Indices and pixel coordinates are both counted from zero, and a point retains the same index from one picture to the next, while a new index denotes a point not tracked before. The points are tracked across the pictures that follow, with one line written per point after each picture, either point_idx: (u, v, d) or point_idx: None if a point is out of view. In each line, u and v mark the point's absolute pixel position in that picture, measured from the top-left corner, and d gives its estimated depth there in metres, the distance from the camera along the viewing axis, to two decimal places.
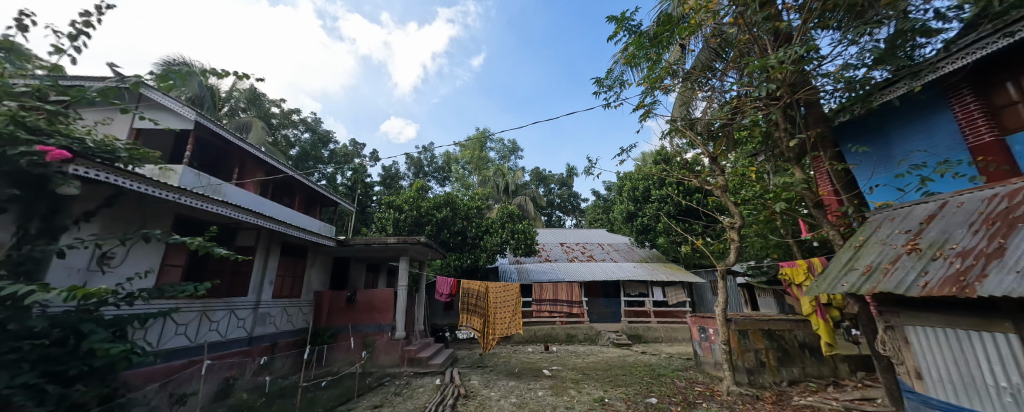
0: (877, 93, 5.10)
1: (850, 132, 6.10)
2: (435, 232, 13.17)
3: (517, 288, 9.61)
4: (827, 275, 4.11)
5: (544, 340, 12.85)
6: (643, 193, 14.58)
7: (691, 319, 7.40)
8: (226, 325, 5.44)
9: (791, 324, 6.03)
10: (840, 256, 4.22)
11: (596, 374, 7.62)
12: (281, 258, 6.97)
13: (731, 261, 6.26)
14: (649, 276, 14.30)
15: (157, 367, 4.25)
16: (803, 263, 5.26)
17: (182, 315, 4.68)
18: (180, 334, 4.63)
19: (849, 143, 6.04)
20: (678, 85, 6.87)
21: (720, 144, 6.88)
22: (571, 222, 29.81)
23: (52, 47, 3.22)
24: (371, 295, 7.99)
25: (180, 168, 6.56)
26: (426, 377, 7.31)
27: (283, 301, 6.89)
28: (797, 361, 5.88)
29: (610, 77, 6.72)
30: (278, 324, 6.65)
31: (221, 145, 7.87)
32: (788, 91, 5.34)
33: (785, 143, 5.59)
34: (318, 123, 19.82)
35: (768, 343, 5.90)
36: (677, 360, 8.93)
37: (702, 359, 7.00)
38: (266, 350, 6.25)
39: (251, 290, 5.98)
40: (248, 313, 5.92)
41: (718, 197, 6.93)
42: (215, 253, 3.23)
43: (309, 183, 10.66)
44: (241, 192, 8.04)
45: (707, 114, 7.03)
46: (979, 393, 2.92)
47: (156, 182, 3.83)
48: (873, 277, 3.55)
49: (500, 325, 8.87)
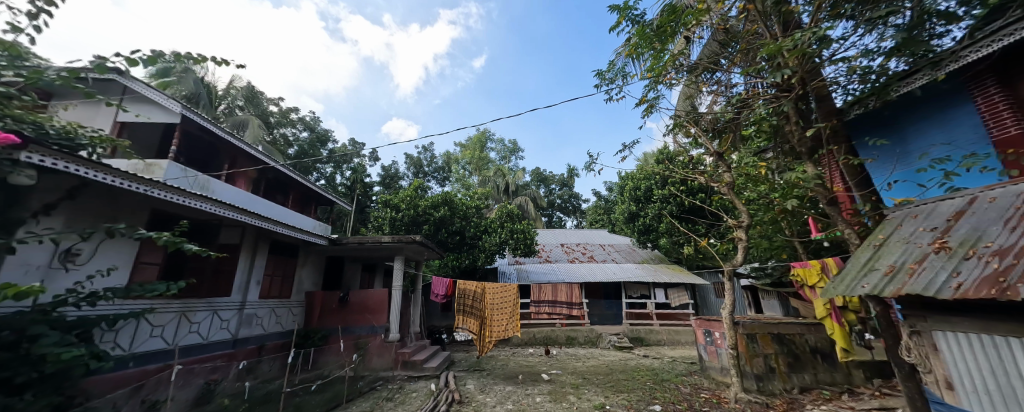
0: (895, 84, 4.81)
1: (865, 125, 5.81)
2: (433, 232, 12.89)
3: (515, 289, 9.34)
4: (845, 276, 3.83)
5: (544, 342, 12.55)
6: (646, 193, 14.28)
7: (696, 323, 7.10)
8: (208, 326, 5.18)
9: (801, 327, 5.73)
10: (858, 257, 3.94)
11: (597, 378, 7.34)
12: (271, 257, 6.72)
13: (738, 262, 5.97)
14: (652, 278, 13.98)
15: (130, 372, 4.01)
16: (816, 263, 4.97)
17: (158, 316, 4.42)
18: (155, 336, 4.38)
19: (863, 138, 5.78)
20: (683, 78, 6.60)
21: (727, 140, 6.60)
22: (572, 223, 29.50)
23: (8, 25, 2.95)
24: (364, 296, 7.73)
25: (166, 163, 6.31)
26: (421, 381, 7.05)
27: (271, 301, 6.64)
28: (808, 367, 5.59)
29: (612, 70, 6.46)
30: (265, 326, 6.40)
31: (210, 141, 7.64)
32: (801, 81, 5.06)
33: (795, 137, 5.28)
34: (317, 122, 19.59)
35: (778, 348, 5.62)
36: (681, 365, 8.65)
37: (707, 364, 6.71)
38: (252, 353, 6.00)
39: (236, 290, 5.73)
40: (233, 313, 5.66)
41: (725, 195, 6.64)
42: (181, 249, 2.97)
43: (303, 181, 10.41)
44: (230, 188, 7.78)
45: (713, 109, 6.77)
46: (1019, 405, 2.62)
47: (127, 174, 3.59)
48: (897, 278, 3.28)
49: (497, 327, 8.60)
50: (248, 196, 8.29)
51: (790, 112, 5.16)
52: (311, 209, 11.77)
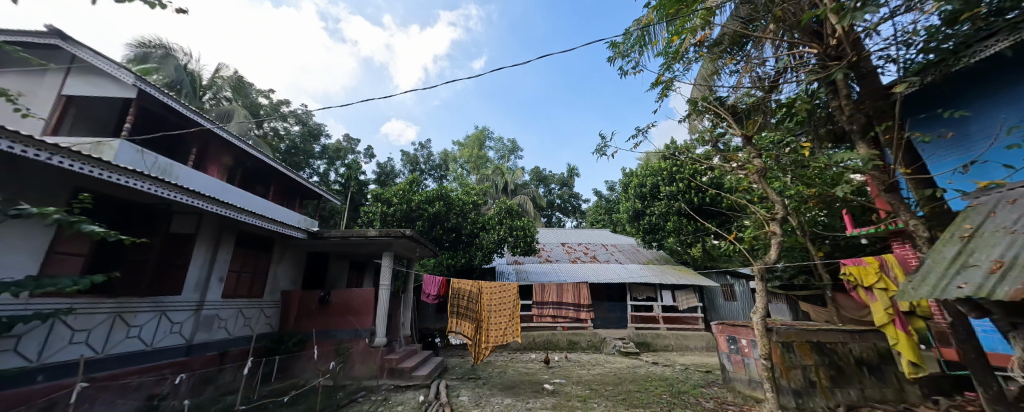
0: (964, 53, 4.05)
1: (935, 96, 5.14)
2: (426, 229, 12.14)
3: (516, 289, 8.43)
4: (927, 275, 3.10)
5: (545, 347, 11.81)
6: (652, 190, 13.59)
7: (718, 328, 6.32)
8: (154, 330, 4.40)
9: (844, 335, 5.00)
10: (941, 252, 3.20)
11: (606, 390, 6.57)
12: (239, 251, 5.94)
13: (772, 259, 5.11)
14: (657, 279, 13.26)
15: (37, 388, 3.23)
16: (873, 261, 4.21)
17: (82, 318, 3.64)
18: (77, 343, 3.59)
19: (935, 111, 5.15)
20: (702, 56, 6.01)
21: (757, 123, 5.82)
22: (571, 223, 28.78)
23: None
24: (348, 296, 6.94)
25: (117, 143, 5.59)
26: (408, 392, 6.28)
27: (238, 301, 5.84)
28: (854, 381, 4.85)
29: (627, 43, 6.00)
30: (229, 329, 5.61)
31: (178, 122, 6.89)
32: (853, 47, 4.26)
33: (845, 114, 4.47)
34: (309, 116, 18.67)
35: (818, 358, 4.90)
36: (696, 374, 7.92)
37: (731, 375, 5.97)
38: (213, 361, 5.22)
39: (191, 288, 4.93)
40: (187, 315, 4.88)
41: (755, 184, 5.79)
42: (81, 229, 2.20)
43: (286, 171, 9.59)
44: (196, 175, 7.01)
45: (738, 89, 6.04)
46: None
47: (29, 138, 2.80)
48: (1011, 276, 2.53)
49: (494, 332, 7.74)
50: (220, 185, 7.62)
51: (838, 82, 4.29)
52: (298, 202, 10.92)
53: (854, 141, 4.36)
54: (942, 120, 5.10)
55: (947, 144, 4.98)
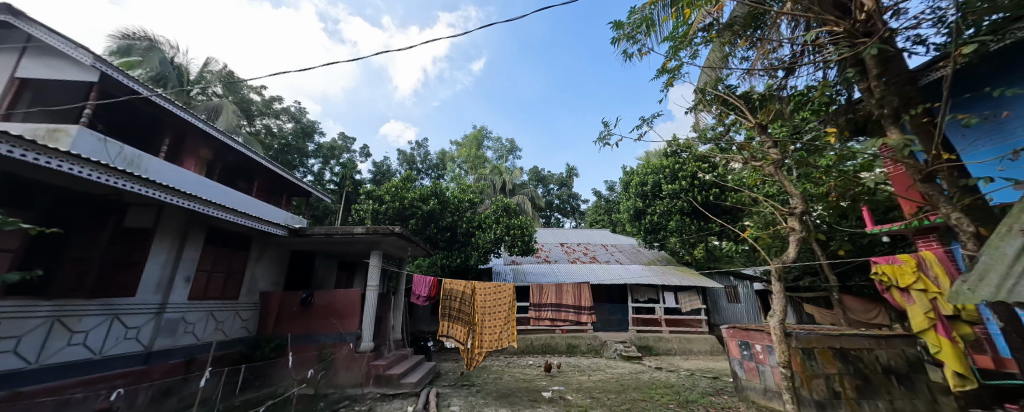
0: (1010, 27, 3.60)
1: (978, 74, 4.81)
2: (420, 227, 11.66)
3: (512, 290, 7.80)
4: (985, 276, 2.61)
5: (542, 350, 11.46)
6: (653, 188, 13.20)
7: (729, 332, 5.89)
8: (103, 336, 3.96)
9: (870, 341, 4.57)
10: (1000, 248, 2.72)
11: (608, 398, 6.12)
12: (208, 249, 5.47)
13: (792, 258, 4.64)
14: (659, 280, 12.85)
15: None
16: (909, 259, 3.81)
17: (11, 324, 3.20)
18: (3, 354, 3.15)
19: (981, 89, 4.80)
20: (713, 39, 5.57)
21: (771, 111, 5.41)
22: (571, 224, 28.38)
23: None
24: (332, 297, 6.47)
25: (75, 129, 5.12)
26: (395, 401, 5.79)
27: (208, 303, 5.39)
28: (882, 392, 4.42)
29: (632, 24, 5.58)
30: (196, 334, 5.16)
31: (149, 111, 6.44)
32: (884, 21, 3.81)
33: (874, 98, 4.02)
34: (303, 113, 18.21)
35: (842, 367, 4.46)
36: (703, 380, 7.49)
37: (744, 383, 5.55)
38: (177, 369, 4.78)
39: (150, 289, 4.50)
40: (145, 319, 4.44)
41: (770, 177, 5.27)
42: None
43: (271, 166, 9.09)
44: (166, 167, 6.52)
45: (751, 76, 5.59)
46: None
47: None
48: None
49: (488, 337, 7.25)
50: (197, 179, 7.15)
51: (869, 60, 3.84)
52: (284, 199, 10.40)
53: (885, 126, 3.89)
54: (988, 100, 4.80)
55: (994, 128, 4.72)
